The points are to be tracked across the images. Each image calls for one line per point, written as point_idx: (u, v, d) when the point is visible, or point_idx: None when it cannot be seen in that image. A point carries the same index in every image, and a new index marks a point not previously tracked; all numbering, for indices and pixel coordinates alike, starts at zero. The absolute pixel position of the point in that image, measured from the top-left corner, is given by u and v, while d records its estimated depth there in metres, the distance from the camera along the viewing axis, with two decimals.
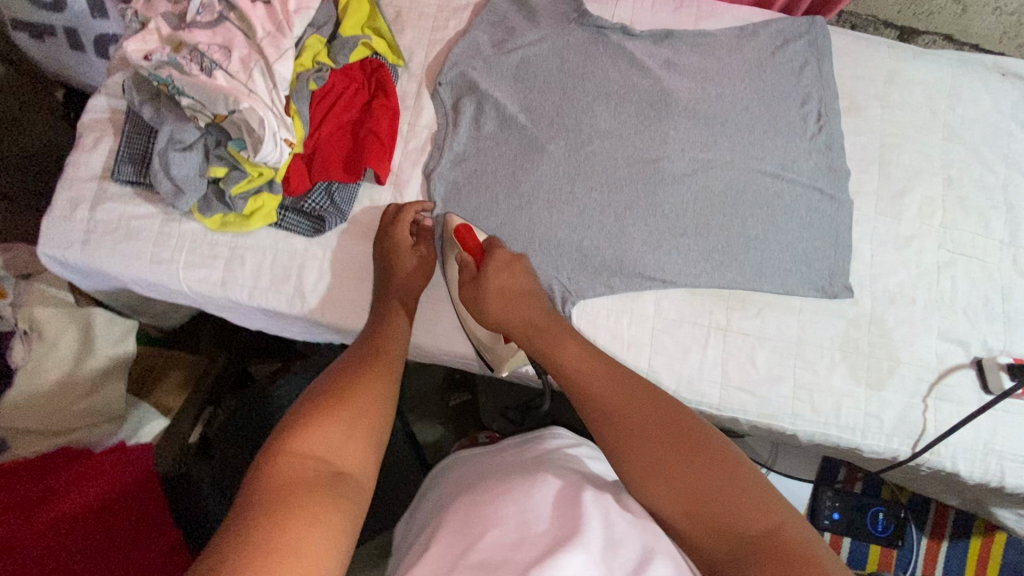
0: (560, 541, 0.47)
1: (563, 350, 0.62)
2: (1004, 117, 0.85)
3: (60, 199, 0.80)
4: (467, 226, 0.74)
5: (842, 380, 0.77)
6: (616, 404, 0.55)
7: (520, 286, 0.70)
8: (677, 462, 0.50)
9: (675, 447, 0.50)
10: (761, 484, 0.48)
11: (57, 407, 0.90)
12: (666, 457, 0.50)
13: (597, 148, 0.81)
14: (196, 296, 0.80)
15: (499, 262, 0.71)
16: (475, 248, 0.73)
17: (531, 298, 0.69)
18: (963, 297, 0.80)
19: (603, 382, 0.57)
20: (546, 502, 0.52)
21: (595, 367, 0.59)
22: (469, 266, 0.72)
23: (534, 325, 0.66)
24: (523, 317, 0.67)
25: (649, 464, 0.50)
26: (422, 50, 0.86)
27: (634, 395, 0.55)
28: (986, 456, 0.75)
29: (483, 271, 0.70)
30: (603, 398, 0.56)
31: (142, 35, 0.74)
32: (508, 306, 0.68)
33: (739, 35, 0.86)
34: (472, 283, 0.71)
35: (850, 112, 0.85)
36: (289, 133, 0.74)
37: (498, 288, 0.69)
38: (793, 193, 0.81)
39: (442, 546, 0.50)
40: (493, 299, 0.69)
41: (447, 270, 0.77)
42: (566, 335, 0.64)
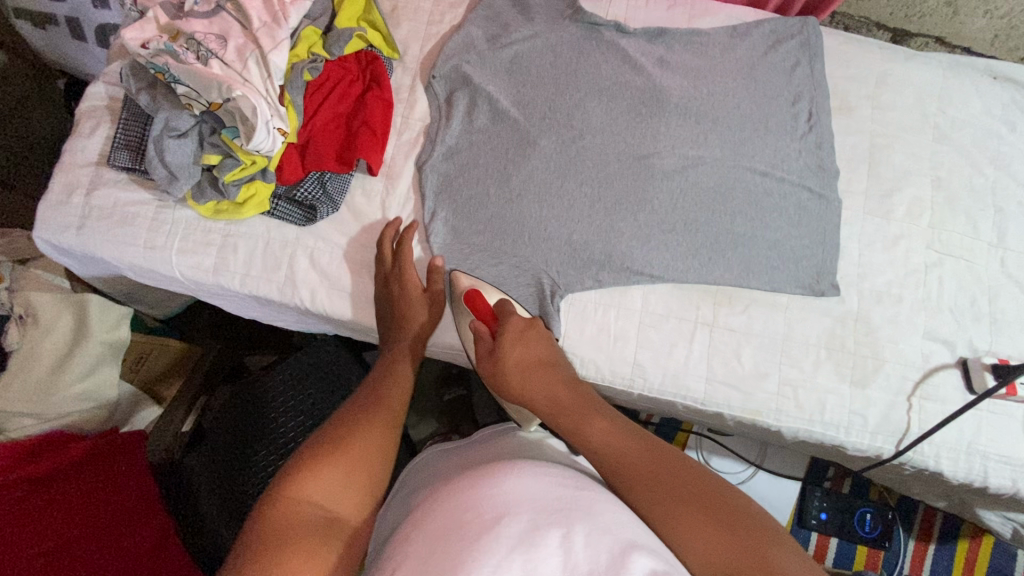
0: (547, 527, 0.44)
1: (592, 426, 0.61)
2: (994, 120, 0.86)
3: (56, 184, 0.81)
4: (475, 291, 0.77)
5: (827, 377, 0.77)
6: (651, 480, 0.54)
7: (536, 356, 0.71)
8: (724, 537, 0.48)
9: (719, 523, 0.49)
10: (799, 547, 0.48)
11: (48, 391, 0.89)
12: (711, 533, 0.49)
13: (588, 143, 0.82)
14: (188, 283, 0.81)
15: (512, 330, 0.71)
16: (486, 313, 0.75)
17: (549, 369, 0.70)
18: (950, 298, 0.80)
19: (637, 460, 0.57)
20: (537, 489, 0.49)
21: (626, 443, 0.59)
22: (485, 336, 0.73)
23: (559, 402, 0.65)
24: (552, 396, 0.66)
25: (697, 543, 0.49)
26: (417, 44, 0.87)
27: (669, 471, 0.55)
28: (969, 455, 0.76)
29: (498, 339, 0.71)
30: (640, 478, 0.55)
31: (140, 23, 0.75)
32: (529, 377, 0.68)
33: (732, 34, 0.86)
34: (489, 353, 0.72)
35: (841, 113, 0.86)
36: (282, 121, 0.75)
37: (516, 360, 0.69)
38: (782, 191, 0.81)
39: (434, 523, 0.46)
40: (512, 372, 0.69)
41: (459, 331, 0.79)
42: (593, 410, 0.64)
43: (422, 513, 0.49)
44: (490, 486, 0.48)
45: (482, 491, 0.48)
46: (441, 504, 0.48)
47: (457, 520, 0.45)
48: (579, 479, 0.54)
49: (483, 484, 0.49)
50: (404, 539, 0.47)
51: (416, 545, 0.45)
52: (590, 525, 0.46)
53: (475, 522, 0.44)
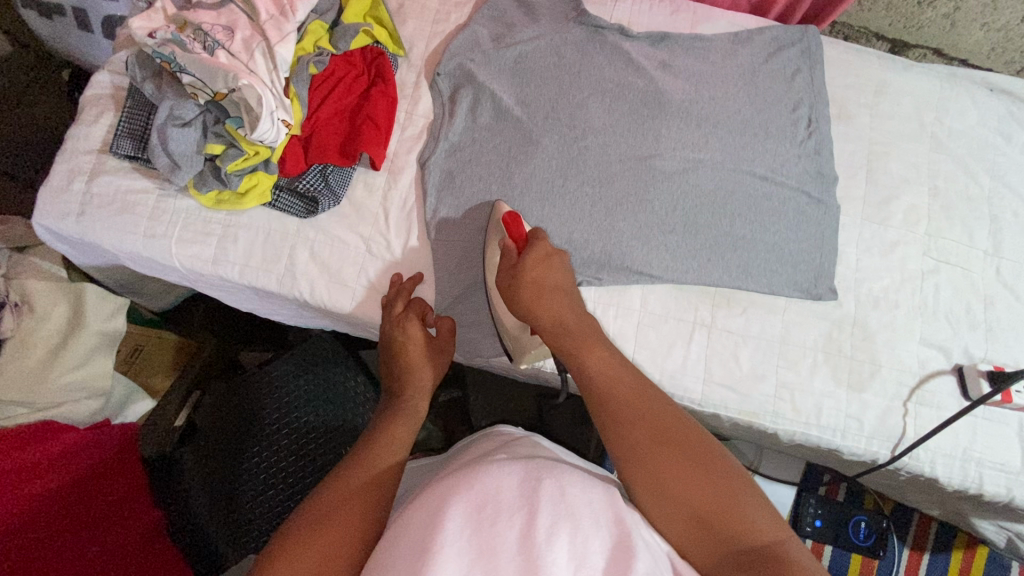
0: (510, 529, 0.45)
1: (591, 354, 0.64)
2: (990, 131, 0.87)
3: (58, 170, 0.81)
4: (514, 215, 0.73)
5: (824, 381, 0.78)
6: (633, 420, 0.58)
7: (556, 281, 0.70)
8: (685, 476, 0.54)
9: (683, 461, 0.55)
10: (758, 498, 0.54)
11: (41, 378, 0.88)
12: (676, 468, 0.55)
13: (590, 144, 0.82)
14: (187, 272, 0.81)
15: (537, 255, 0.70)
16: (519, 236, 0.72)
17: (565, 296, 0.69)
18: (946, 304, 0.81)
19: (627, 397, 0.60)
20: (501, 485, 0.49)
21: (622, 379, 0.62)
22: (510, 253, 0.72)
23: (567, 324, 0.67)
24: (558, 319, 0.67)
25: (659, 476, 0.55)
26: (422, 42, 0.88)
27: (651, 410, 0.59)
28: (964, 462, 0.76)
29: (522, 260, 0.70)
30: (623, 413, 0.59)
31: (148, 12, 0.76)
32: (540, 300, 0.68)
33: (734, 40, 0.87)
34: (509, 270, 0.71)
35: (840, 120, 0.87)
36: (286, 113, 0.75)
37: (536, 280, 0.69)
38: (781, 195, 0.82)
39: (409, 528, 0.47)
40: (526, 289, 0.68)
41: (488, 252, 0.76)
42: (597, 340, 0.66)
43: (400, 515, 0.50)
44: (459, 487, 0.48)
45: (449, 493, 0.48)
46: (418, 503, 0.49)
47: (429, 525, 0.45)
48: (548, 462, 0.53)
49: (452, 485, 0.49)
50: (384, 545, 0.48)
51: (394, 550, 0.46)
52: (553, 515, 0.46)
53: (443, 528, 0.45)
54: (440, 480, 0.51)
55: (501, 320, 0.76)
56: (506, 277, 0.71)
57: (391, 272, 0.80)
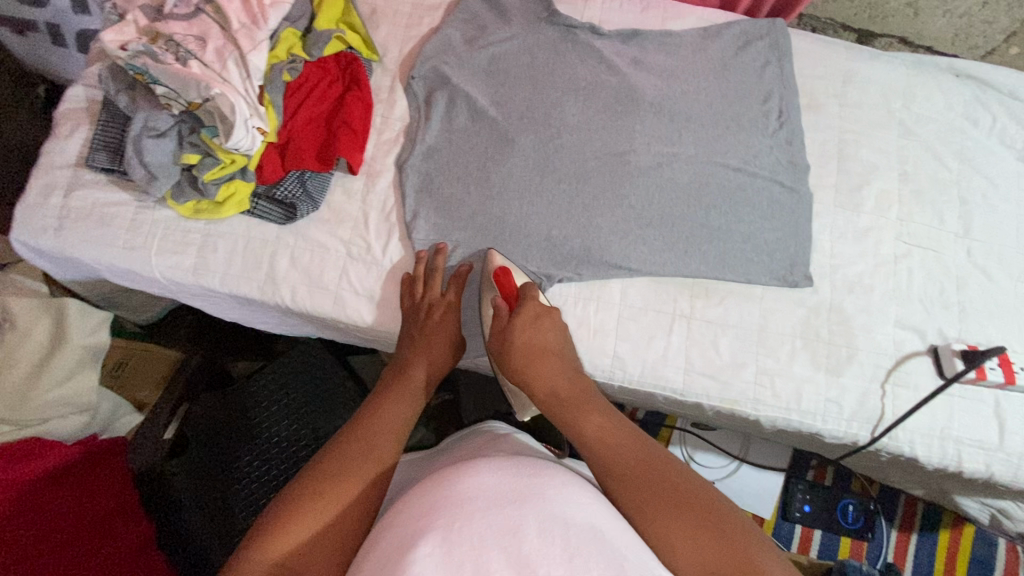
0: (499, 522, 0.44)
1: (586, 421, 0.62)
2: (956, 116, 0.89)
3: (33, 186, 0.81)
4: (504, 270, 0.75)
5: (803, 366, 0.79)
6: (644, 483, 0.54)
7: (549, 342, 0.71)
8: (709, 540, 0.50)
9: (704, 524, 0.51)
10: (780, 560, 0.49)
11: (26, 394, 0.87)
12: (698, 532, 0.50)
13: (565, 141, 0.83)
14: (168, 283, 0.81)
15: (528, 315, 0.72)
16: (511, 293, 0.75)
17: (555, 358, 0.70)
18: (919, 287, 0.82)
19: (629, 458, 0.57)
20: (491, 483, 0.49)
21: (623, 438, 0.59)
22: (503, 313, 0.73)
23: (559, 391, 0.66)
24: (552, 386, 0.67)
25: (683, 545, 0.50)
26: (396, 47, 0.89)
27: (658, 468, 0.56)
28: (942, 440, 0.77)
29: (513, 320, 0.71)
30: (628, 475, 0.55)
31: (119, 25, 0.76)
32: (533, 364, 0.69)
33: (703, 36, 0.89)
34: (502, 331, 0.72)
35: (810, 110, 0.89)
36: (261, 120, 0.76)
37: (527, 341, 0.69)
38: (754, 185, 0.83)
39: (396, 526, 0.47)
40: (518, 353, 0.69)
41: (482, 312, 0.78)
42: (590, 403, 0.64)
43: (388, 513, 0.51)
44: (449, 484, 0.49)
45: (437, 492, 0.48)
46: (407, 503, 0.49)
47: (418, 521, 0.46)
48: (537, 465, 0.54)
49: (440, 484, 0.49)
50: (371, 543, 0.48)
51: (382, 547, 0.46)
52: (541, 512, 0.46)
53: (430, 525, 0.45)
54: (429, 479, 0.52)
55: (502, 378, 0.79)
56: (497, 338, 0.72)
57: (372, 275, 0.80)
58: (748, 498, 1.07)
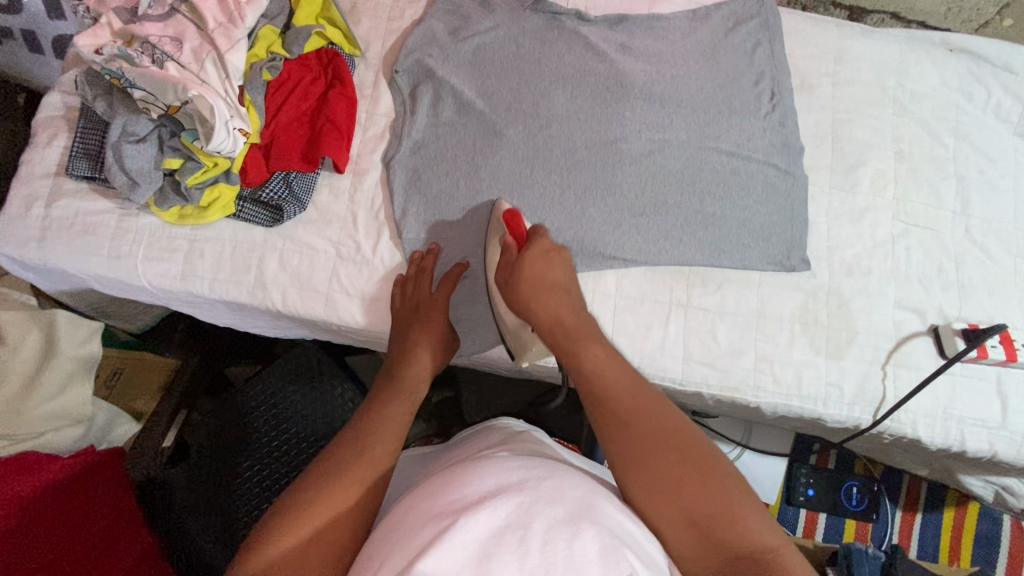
0: (504, 531, 0.43)
1: (587, 351, 0.63)
2: (951, 91, 0.88)
3: (14, 197, 0.79)
4: (513, 214, 0.74)
5: (803, 351, 0.78)
6: (631, 418, 0.56)
7: (556, 278, 0.71)
8: (682, 475, 0.51)
9: (681, 463, 0.52)
10: (755, 507, 0.50)
11: (19, 410, 0.85)
12: (673, 467, 0.52)
13: (555, 131, 0.82)
14: (157, 291, 0.80)
15: (536, 251, 0.72)
16: (519, 233, 0.74)
17: (563, 295, 0.70)
18: (918, 266, 0.81)
19: (620, 393, 0.58)
20: (498, 486, 0.47)
21: (618, 375, 0.60)
22: (511, 251, 0.73)
23: (563, 321, 0.66)
24: (556, 317, 0.67)
25: (655, 476, 0.52)
26: (378, 41, 0.87)
27: (646, 407, 0.56)
28: (945, 421, 0.77)
29: (521, 257, 0.71)
30: (618, 408, 0.57)
31: (93, 29, 0.74)
32: (538, 295, 0.69)
33: (692, 18, 0.87)
34: (508, 266, 0.72)
35: (802, 90, 0.87)
36: (243, 121, 0.74)
37: (534, 274, 0.70)
38: (749, 170, 0.82)
39: (403, 527, 0.46)
40: (524, 286, 0.70)
41: (488, 250, 0.76)
42: (593, 337, 0.65)
43: (388, 521, 0.49)
44: (451, 492, 0.47)
45: (440, 499, 0.47)
46: (416, 504, 0.48)
47: (426, 523, 0.45)
48: (548, 466, 0.52)
49: (443, 492, 0.48)
50: (370, 553, 0.47)
51: (383, 552, 0.45)
52: (548, 521, 0.44)
53: (433, 530, 0.43)
54: (431, 485, 0.50)
55: (501, 318, 0.76)
56: (504, 272, 0.72)
57: (363, 274, 0.79)
58: (751, 485, 1.06)
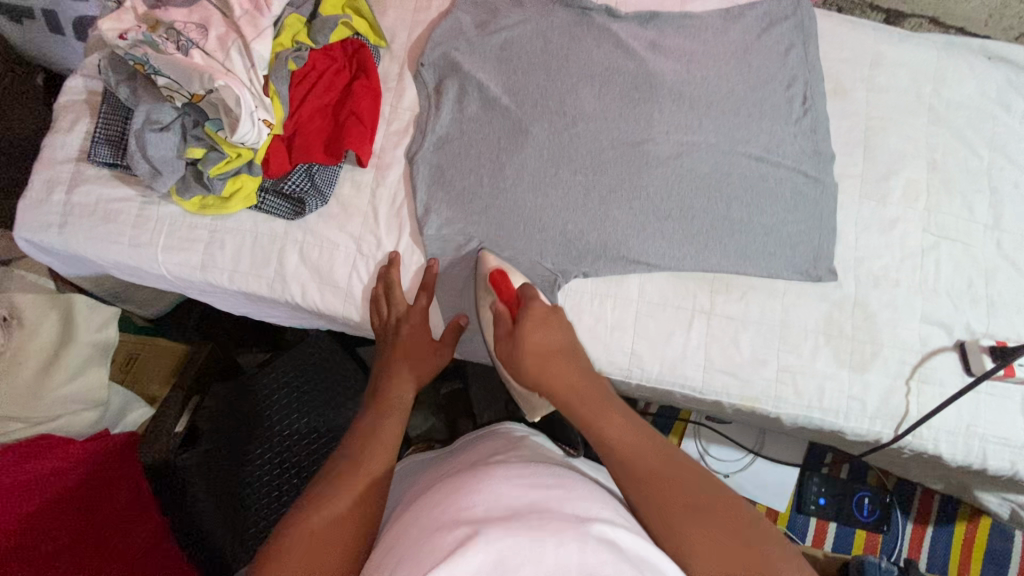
0: (518, 533, 0.41)
1: (607, 422, 0.60)
2: (990, 101, 0.86)
3: (36, 181, 0.79)
4: (501, 271, 0.74)
5: (826, 362, 0.77)
6: (665, 487, 0.54)
7: (556, 342, 0.68)
8: (726, 545, 0.49)
9: (725, 529, 0.50)
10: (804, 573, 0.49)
11: (36, 390, 0.86)
12: (715, 537, 0.50)
13: (581, 130, 0.80)
14: (177, 280, 0.79)
15: (536, 316, 0.69)
16: (510, 297, 0.72)
17: (567, 358, 0.67)
18: (947, 280, 0.80)
19: (651, 463, 0.56)
20: (510, 495, 0.47)
21: (642, 442, 0.58)
22: (505, 319, 0.70)
23: (579, 390, 0.63)
24: (570, 384, 0.64)
25: (701, 550, 0.49)
26: (404, 32, 0.85)
27: (679, 476, 0.55)
28: (968, 438, 0.76)
29: (520, 325, 0.68)
30: (654, 480, 0.54)
31: (117, 13, 0.73)
32: (546, 366, 0.65)
33: (725, 18, 0.85)
34: (508, 337, 0.68)
35: (835, 95, 0.85)
36: (267, 113, 0.73)
37: (537, 344, 0.66)
38: (778, 175, 0.80)
39: (412, 537, 0.45)
40: (529, 358, 0.66)
41: (481, 315, 0.75)
42: (609, 405, 0.62)
43: (398, 528, 0.48)
44: (462, 501, 0.47)
45: (451, 508, 0.46)
46: (426, 512, 0.48)
47: (437, 529, 0.44)
48: (557, 477, 0.52)
49: (454, 500, 0.47)
50: (379, 560, 0.46)
51: (394, 559, 0.44)
52: (563, 526, 0.42)
53: (447, 537, 0.42)
54: (441, 494, 0.49)
55: (508, 382, 0.77)
56: (506, 341, 0.69)
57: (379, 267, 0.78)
58: (762, 491, 1.06)
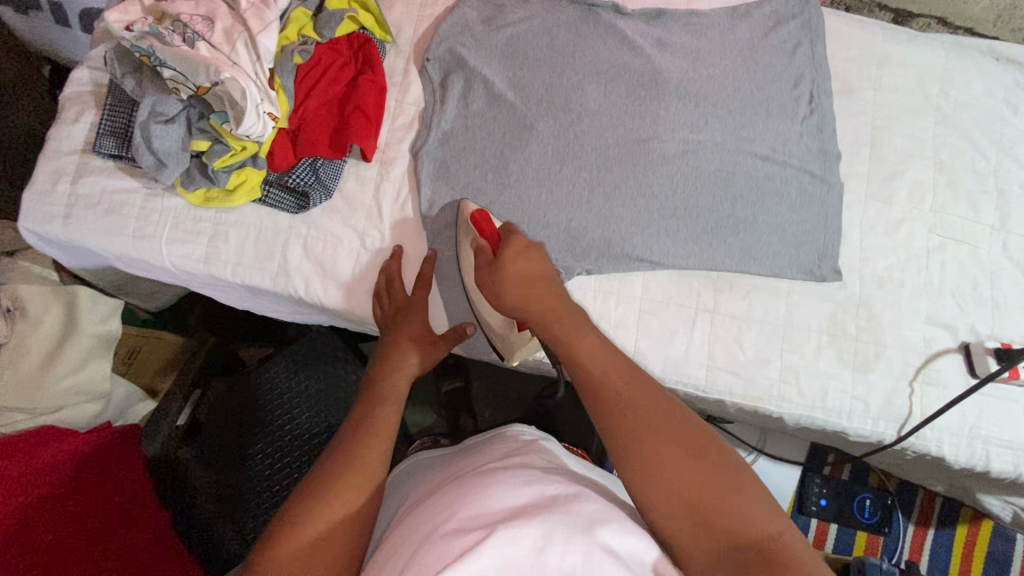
0: (523, 541, 0.41)
1: (581, 342, 0.57)
2: (997, 102, 0.85)
3: (42, 172, 0.79)
4: (482, 212, 0.72)
5: (830, 362, 0.77)
6: (632, 409, 0.51)
7: (541, 271, 0.64)
8: (681, 463, 0.48)
9: (684, 449, 0.49)
10: (756, 497, 0.48)
11: (37, 385, 0.85)
12: (672, 456, 0.48)
13: (586, 127, 0.80)
14: (180, 273, 0.79)
15: (514, 247, 0.66)
16: (490, 232, 0.70)
17: (550, 286, 0.63)
18: (952, 281, 0.79)
19: (618, 383, 0.53)
20: (514, 499, 0.46)
21: (614, 365, 0.55)
22: (485, 251, 0.68)
23: (557, 309, 0.60)
24: (550, 308, 0.61)
25: (653, 468, 0.48)
26: (410, 27, 0.85)
27: (648, 399, 0.52)
28: (971, 440, 0.75)
29: (499, 261, 0.65)
30: (622, 400, 0.52)
31: (123, 4, 0.73)
32: (527, 295, 0.62)
33: (732, 16, 0.84)
34: (489, 266, 0.66)
35: (842, 95, 0.85)
36: (272, 106, 0.73)
37: (519, 273, 0.63)
38: (783, 175, 0.80)
39: (415, 541, 0.45)
40: (511, 284, 0.63)
41: (463, 254, 0.74)
42: (587, 328, 0.59)
43: (401, 531, 0.48)
44: (466, 506, 0.46)
45: (455, 513, 0.46)
46: (430, 516, 0.47)
47: (441, 535, 0.44)
48: (561, 481, 0.51)
49: (459, 505, 0.47)
50: (381, 563, 0.46)
51: (399, 563, 0.44)
52: (567, 533, 0.42)
53: (452, 545, 0.42)
54: (445, 499, 0.49)
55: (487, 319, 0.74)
56: (488, 274, 0.66)
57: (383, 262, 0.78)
58: None
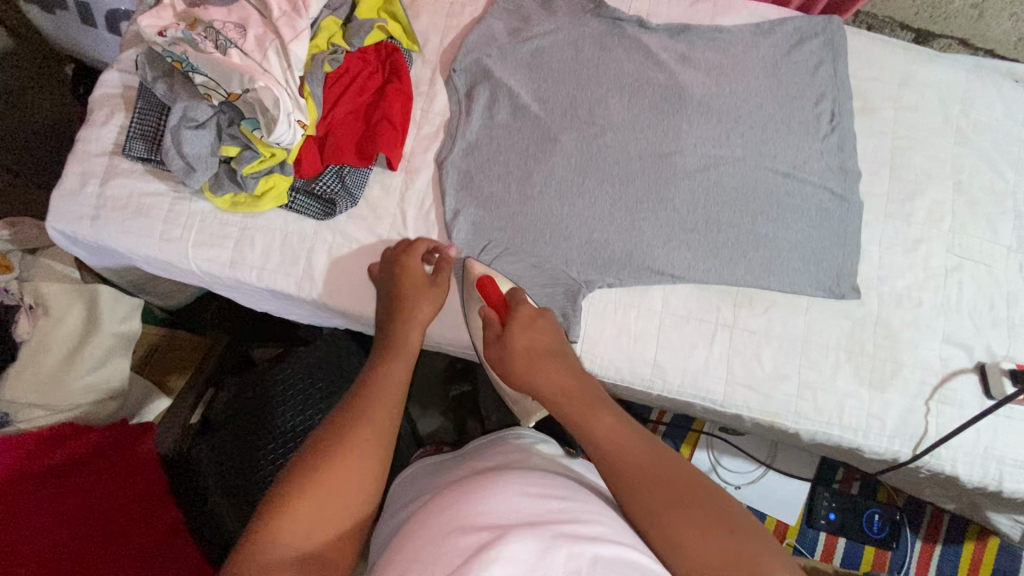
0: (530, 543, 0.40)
1: (596, 418, 0.56)
2: (1017, 123, 0.86)
3: (70, 173, 0.80)
4: (489, 278, 0.74)
5: (846, 379, 0.77)
6: (649, 477, 0.49)
7: (546, 344, 0.65)
8: (705, 529, 0.45)
9: (709, 519, 0.46)
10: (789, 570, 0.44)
11: (60, 381, 0.87)
12: (697, 528, 0.45)
13: (609, 140, 0.81)
14: (204, 275, 0.80)
15: (521, 320, 0.67)
16: (497, 300, 0.71)
17: (559, 359, 0.64)
18: (970, 301, 0.80)
19: (636, 453, 0.52)
20: (519, 503, 0.45)
21: (629, 439, 0.53)
22: (493, 324, 0.68)
23: (569, 388, 0.60)
24: (556, 382, 0.61)
25: (682, 541, 0.45)
26: (436, 36, 0.86)
27: (666, 467, 0.50)
28: (985, 460, 0.76)
29: (508, 328, 0.66)
30: (638, 471, 0.50)
31: (156, 10, 0.74)
32: (533, 367, 0.63)
33: (755, 32, 0.85)
34: (497, 341, 0.67)
35: (863, 113, 0.86)
36: (302, 114, 0.74)
37: (525, 347, 0.64)
38: (803, 192, 0.81)
39: (420, 537, 0.43)
40: (516, 360, 0.64)
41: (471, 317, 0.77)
42: (603, 405, 0.58)
43: (409, 527, 0.47)
44: (471, 506, 0.45)
45: (461, 512, 0.44)
46: (435, 516, 0.46)
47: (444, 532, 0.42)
48: (569, 491, 0.50)
49: (464, 505, 0.45)
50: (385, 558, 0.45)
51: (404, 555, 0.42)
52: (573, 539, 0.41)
53: (459, 542, 0.40)
54: (450, 501, 0.48)
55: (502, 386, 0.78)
56: (496, 345, 0.66)
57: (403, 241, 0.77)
58: (772, 503, 1.07)
